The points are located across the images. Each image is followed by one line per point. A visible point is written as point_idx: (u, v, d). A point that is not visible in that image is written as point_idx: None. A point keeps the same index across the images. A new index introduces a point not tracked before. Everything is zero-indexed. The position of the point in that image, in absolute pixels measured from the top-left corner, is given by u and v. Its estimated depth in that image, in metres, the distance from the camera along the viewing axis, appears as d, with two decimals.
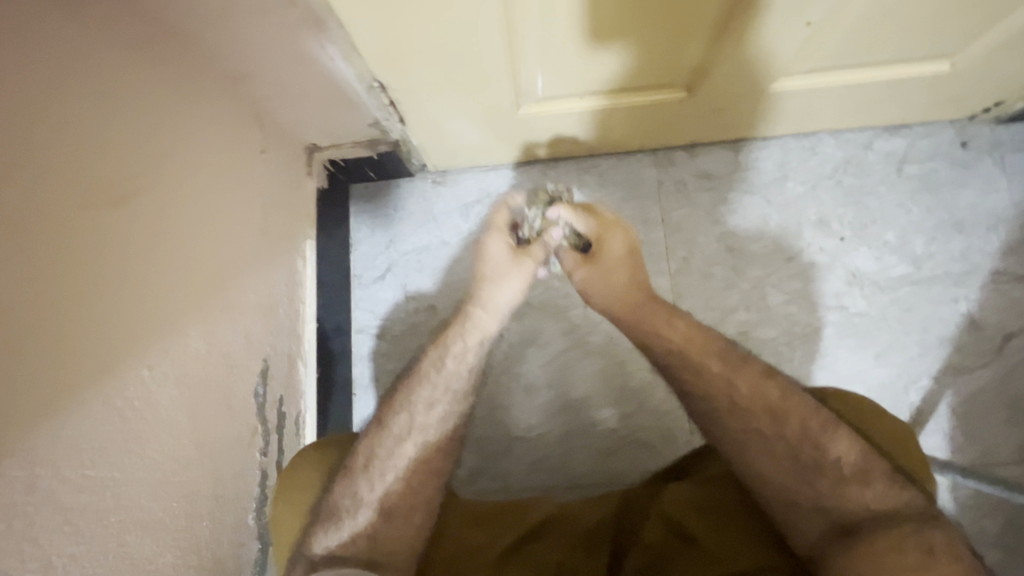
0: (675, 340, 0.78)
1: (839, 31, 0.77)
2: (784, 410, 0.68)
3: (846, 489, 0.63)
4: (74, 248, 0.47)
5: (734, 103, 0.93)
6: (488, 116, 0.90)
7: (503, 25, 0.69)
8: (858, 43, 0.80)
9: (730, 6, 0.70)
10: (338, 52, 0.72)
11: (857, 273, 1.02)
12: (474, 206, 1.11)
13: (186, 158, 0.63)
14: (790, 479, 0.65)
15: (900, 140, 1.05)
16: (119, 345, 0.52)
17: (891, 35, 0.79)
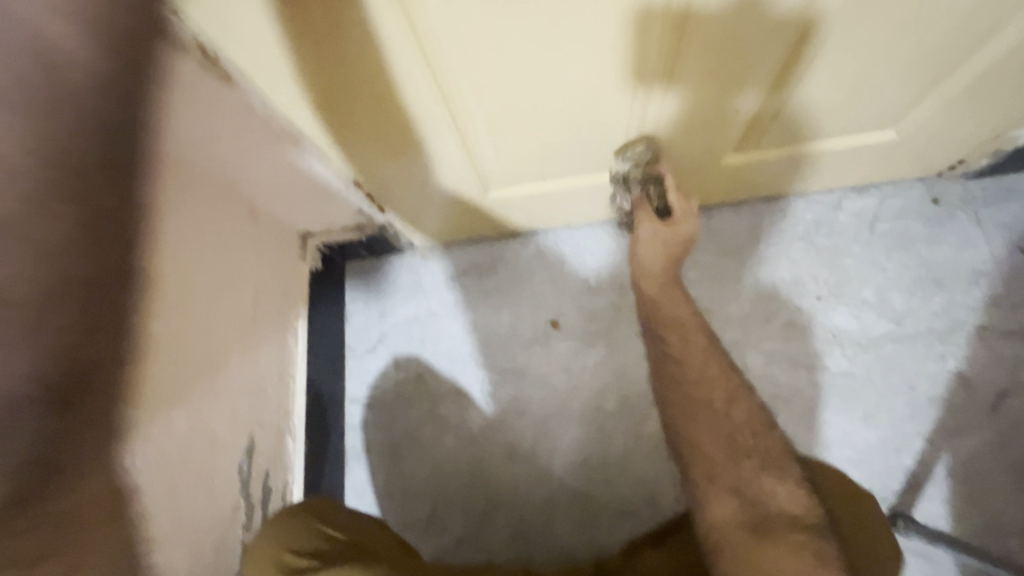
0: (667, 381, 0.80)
1: (780, 108, 0.84)
2: (735, 398, 0.79)
3: (764, 481, 0.72)
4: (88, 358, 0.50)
5: (690, 174, 0.99)
6: (461, 198, 1.00)
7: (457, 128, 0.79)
8: (804, 117, 0.86)
9: (663, 100, 0.79)
10: (316, 158, 0.81)
11: (837, 332, 1.02)
12: (459, 277, 1.17)
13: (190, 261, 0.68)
14: (721, 460, 0.74)
15: (870, 199, 1.07)
16: (119, 441, 0.56)
17: (834, 109, 0.85)
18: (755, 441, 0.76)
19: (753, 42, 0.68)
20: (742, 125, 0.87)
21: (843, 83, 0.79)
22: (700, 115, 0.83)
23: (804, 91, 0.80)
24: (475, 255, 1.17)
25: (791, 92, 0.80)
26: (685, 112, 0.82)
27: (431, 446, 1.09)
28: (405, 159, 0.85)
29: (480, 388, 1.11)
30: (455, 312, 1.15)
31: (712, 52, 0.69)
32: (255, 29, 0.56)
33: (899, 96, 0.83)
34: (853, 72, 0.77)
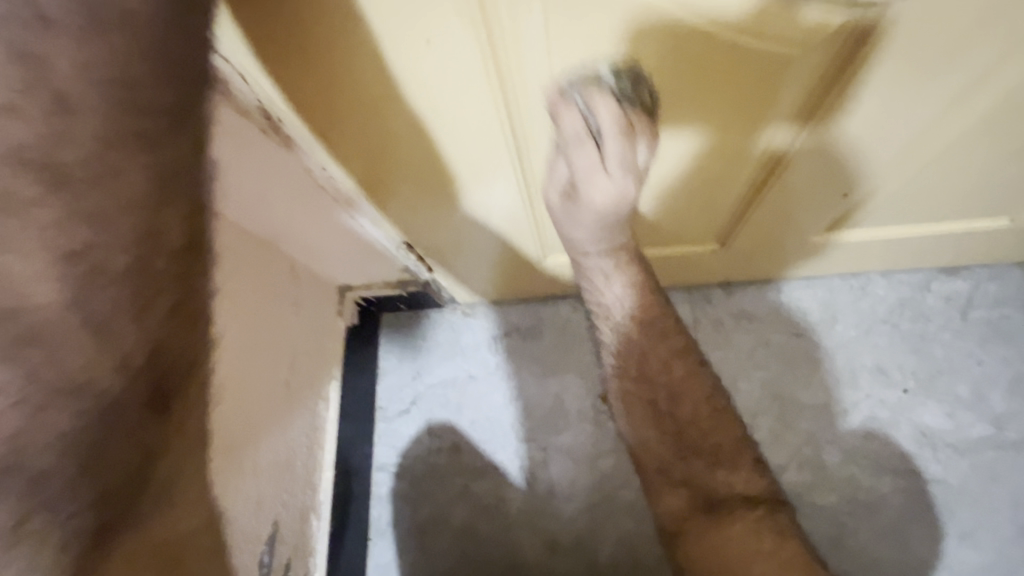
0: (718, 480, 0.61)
1: (799, 173, 0.69)
2: (680, 391, 0.63)
3: (717, 472, 0.61)
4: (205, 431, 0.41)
5: (767, 251, 0.90)
6: (517, 260, 0.93)
7: (527, 195, 0.72)
8: (834, 186, 0.72)
9: (759, 182, 0.71)
10: (369, 221, 0.74)
11: (927, 431, 0.91)
12: (502, 339, 1.08)
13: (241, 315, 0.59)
14: (668, 454, 0.62)
15: (963, 282, 0.97)
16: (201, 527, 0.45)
17: (874, 177, 0.70)
18: (706, 442, 0.62)
19: (757, 87, 0.53)
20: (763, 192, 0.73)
21: (880, 145, 0.63)
22: (716, 176, 0.69)
23: (834, 155, 0.65)
24: (521, 316, 1.09)
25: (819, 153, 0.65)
26: (694, 170, 0.68)
27: (465, 527, 1.00)
28: (460, 216, 0.77)
29: (520, 464, 1.02)
30: (497, 378, 1.06)
31: (718, 93, 0.54)
32: (322, 87, 0.50)
33: (951, 166, 0.68)
34: (972, 142, 0.64)
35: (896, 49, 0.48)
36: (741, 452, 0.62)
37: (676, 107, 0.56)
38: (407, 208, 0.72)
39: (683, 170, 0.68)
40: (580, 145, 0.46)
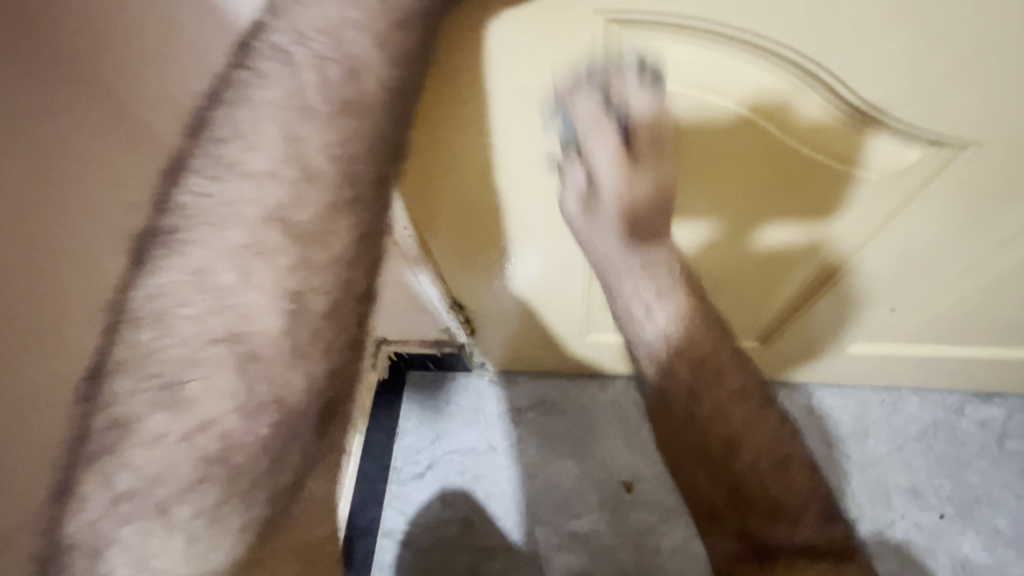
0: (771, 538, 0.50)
1: (841, 283, 0.71)
2: (740, 432, 0.51)
3: (776, 528, 0.50)
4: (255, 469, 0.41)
5: (806, 357, 0.90)
6: (557, 337, 0.94)
7: (586, 275, 0.75)
8: (870, 300, 0.74)
9: (812, 284, 0.73)
10: (428, 280, 0.77)
11: (965, 563, 0.88)
12: (527, 412, 1.07)
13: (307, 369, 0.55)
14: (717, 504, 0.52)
15: (997, 409, 0.96)
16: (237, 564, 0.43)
17: (908, 295, 0.72)
18: (765, 497, 0.50)
19: (807, 200, 0.57)
20: (801, 296, 0.76)
21: (917, 267, 0.66)
22: (759, 276, 0.72)
23: (873, 268, 0.67)
24: (549, 390, 1.08)
25: (861, 269, 0.68)
26: (737, 268, 0.70)
27: None
28: (520, 287, 0.79)
29: (535, 549, 0.97)
30: (518, 451, 1.04)
31: (771, 196, 0.57)
32: (427, 158, 0.55)
33: (985, 294, 0.70)
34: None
35: (938, 177, 0.53)
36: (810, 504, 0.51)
37: (746, 206, 0.59)
38: (465, 270, 0.75)
39: (735, 267, 0.70)
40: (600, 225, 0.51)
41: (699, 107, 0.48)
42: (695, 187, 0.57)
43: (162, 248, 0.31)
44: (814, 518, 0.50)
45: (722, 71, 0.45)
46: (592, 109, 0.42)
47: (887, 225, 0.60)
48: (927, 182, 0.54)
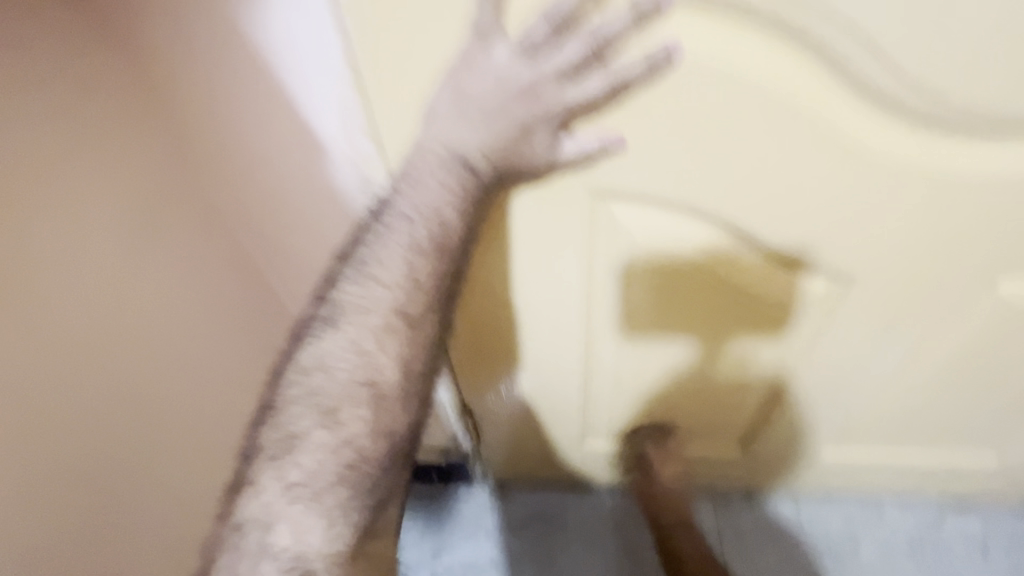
0: None
1: (795, 388, 0.83)
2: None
3: None
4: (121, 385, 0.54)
5: (784, 462, 0.98)
6: (556, 444, 1.01)
7: (580, 382, 0.86)
8: (824, 405, 0.85)
9: (772, 390, 0.84)
10: (443, 388, 0.87)
11: None
12: (528, 524, 1.09)
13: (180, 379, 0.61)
14: None
15: (975, 519, 1.01)
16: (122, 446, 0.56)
17: (855, 400, 0.83)
18: None
19: (751, 319, 0.71)
20: (767, 400, 0.86)
21: (855, 376, 0.79)
22: (727, 383, 0.84)
23: (819, 376, 0.79)
24: (549, 501, 1.11)
25: (810, 377, 0.80)
26: (707, 375, 0.83)
27: None
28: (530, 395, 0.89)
29: None
30: (519, 567, 1.05)
31: (722, 315, 0.71)
32: None
33: (921, 398, 0.82)
34: (946, 378, 0.78)
35: (848, 305, 0.67)
36: None
37: (704, 322, 0.73)
38: (474, 377, 0.85)
39: (706, 372, 0.82)
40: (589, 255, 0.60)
41: (658, 250, 0.62)
42: (660, 310, 0.71)
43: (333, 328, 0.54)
44: None
45: (674, 226, 0.59)
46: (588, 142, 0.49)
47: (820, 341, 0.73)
48: (841, 309, 0.68)
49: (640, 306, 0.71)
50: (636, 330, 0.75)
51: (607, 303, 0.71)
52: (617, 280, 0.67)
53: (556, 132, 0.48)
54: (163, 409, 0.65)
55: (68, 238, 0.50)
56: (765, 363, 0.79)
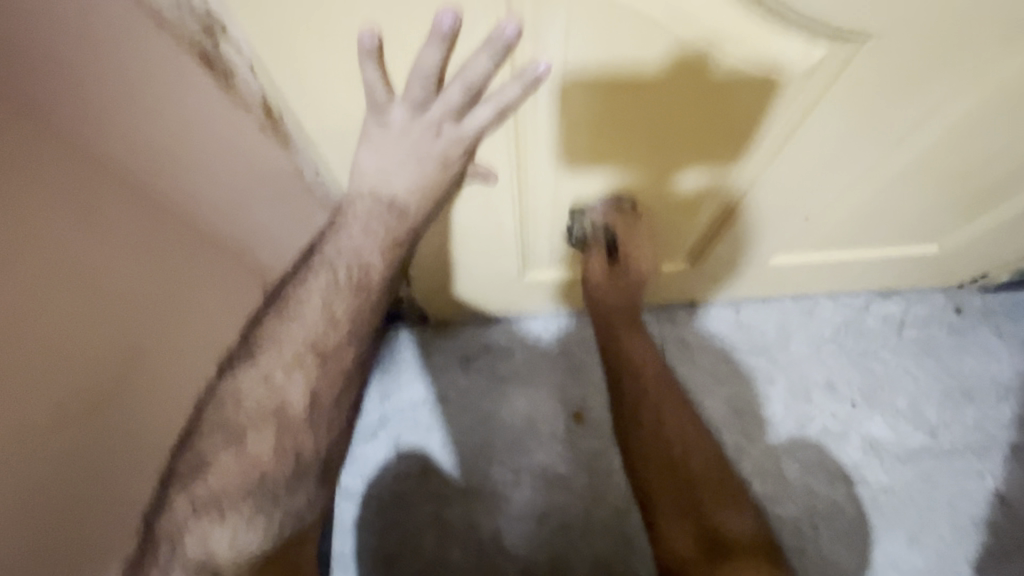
0: (726, 514, 0.75)
1: (748, 202, 0.75)
2: (676, 427, 0.81)
3: (721, 508, 0.76)
4: (151, 358, 0.63)
5: (728, 274, 0.96)
6: (497, 282, 0.92)
7: (517, 213, 0.73)
8: (782, 213, 0.78)
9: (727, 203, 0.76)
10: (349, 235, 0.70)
11: (874, 442, 0.98)
12: (474, 358, 1.06)
13: (188, 316, 0.66)
14: (676, 472, 0.77)
15: (895, 304, 1.07)
16: (165, 380, 0.65)
17: (815, 202, 0.76)
18: (696, 478, 0.77)
19: (712, 119, 0.57)
20: (721, 213, 0.78)
21: (818, 179, 0.70)
22: (676, 199, 0.74)
23: (782, 181, 0.70)
24: (494, 336, 1.08)
25: (774, 183, 0.71)
26: (657, 192, 0.72)
27: (437, 558, 0.96)
28: (462, 234, 0.76)
29: (493, 488, 0.99)
30: (468, 397, 1.04)
31: (686, 118, 0.56)
32: None
33: (884, 194, 0.75)
34: (915, 172, 0.70)
35: (830, 95, 0.54)
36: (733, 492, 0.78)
37: (667, 132, 0.58)
38: None
39: (657, 192, 0.71)
40: (427, 151, 0.49)
41: (614, 38, 0.44)
42: (608, 124, 0.56)
43: (278, 331, 0.53)
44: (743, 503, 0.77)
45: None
46: (486, 50, 0.42)
47: (792, 140, 0.62)
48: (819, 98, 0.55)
49: (584, 120, 0.55)
50: (575, 154, 0.61)
51: (541, 116, 0.55)
52: (552, 82, 0.49)
53: (440, 31, 0.39)
54: (195, 332, 0.67)
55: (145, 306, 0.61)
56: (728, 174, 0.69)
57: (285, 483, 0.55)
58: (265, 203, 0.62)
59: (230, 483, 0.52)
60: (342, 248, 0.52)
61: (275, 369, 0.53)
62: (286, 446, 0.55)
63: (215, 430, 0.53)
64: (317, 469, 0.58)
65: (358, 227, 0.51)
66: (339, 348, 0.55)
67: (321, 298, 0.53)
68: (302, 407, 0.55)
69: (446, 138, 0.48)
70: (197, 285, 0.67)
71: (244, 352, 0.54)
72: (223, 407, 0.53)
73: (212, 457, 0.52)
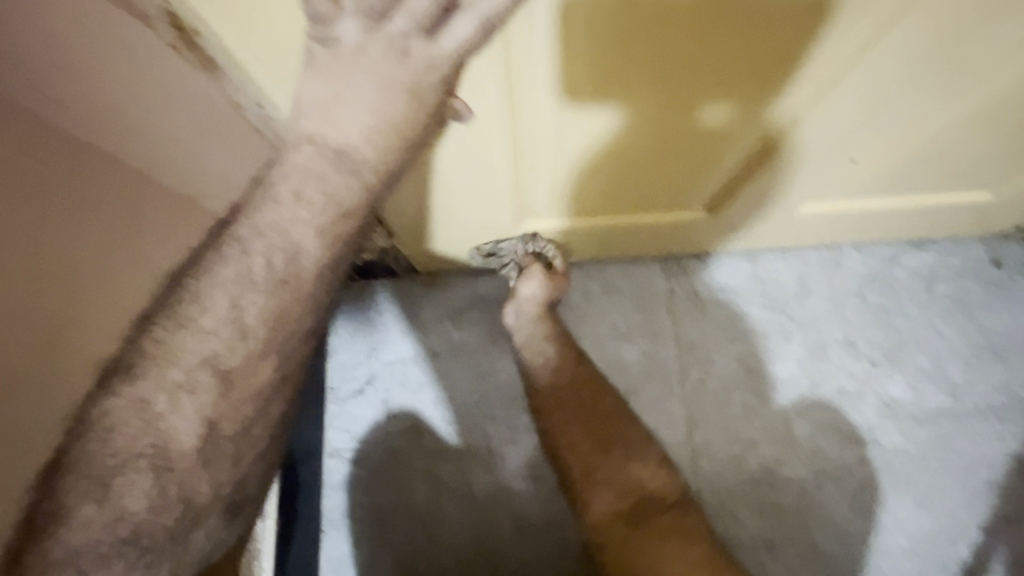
0: (650, 474, 0.77)
1: (791, 139, 0.63)
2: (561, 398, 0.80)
3: (631, 466, 0.77)
4: (58, 331, 0.46)
5: (749, 224, 0.86)
6: (492, 232, 0.83)
7: (512, 155, 0.62)
8: (827, 152, 0.67)
9: (777, 137, 0.63)
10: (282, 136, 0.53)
11: (891, 403, 0.93)
12: (468, 312, 0.99)
13: (107, 278, 0.49)
14: (586, 443, 0.77)
15: (929, 256, 0.97)
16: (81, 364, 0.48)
17: (868, 140, 0.65)
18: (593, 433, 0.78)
19: (785, 6, 0.44)
20: (754, 154, 0.67)
21: (881, 108, 0.59)
22: (711, 133, 0.62)
23: (835, 112, 0.59)
24: (488, 287, 0.99)
25: (828, 111, 0.59)
26: (687, 123, 0.59)
27: (430, 516, 0.93)
28: (444, 179, 0.66)
29: (487, 448, 0.95)
30: (460, 353, 0.98)
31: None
32: None
33: (951, 131, 0.64)
34: (997, 99, 0.59)
35: None
36: (648, 448, 0.79)
37: (715, 41, 0.47)
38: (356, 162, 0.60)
39: (684, 126, 0.60)
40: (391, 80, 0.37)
41: None
42: (635, 25, 0.44)
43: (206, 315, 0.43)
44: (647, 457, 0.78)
45: None
46: None
47: (875, 49, 0.50)
48: None
49: (604, 23, 0.44)
50: (588, 74, 0.50)
51: (544, 24, 0.44)
52: None
53: None
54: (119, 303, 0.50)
55: (50, 261, 0.45)
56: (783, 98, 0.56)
57: (169, 535, 0.42)
58: (186, 117, 0.49)
59: (93, 539, 0.39)
60: (264, 222, 0.40)
61: (157, 393, 0.39)
62: (171, 495, 0.41)
63: (77, 473, 0.38)
64: (222, 509, 0.45)
65: (288, 190, 0.40)
66: (248, 365, 0.42)
67: (228, 297, 0.40)
68: (193, 446, 0.41)
69: (417, 61, 0.36)
70: (123, 239, 0.49)
71: (122, 365, 0.40)
72: (93, 442, 0.39)
73: (68, 510, 0.38)
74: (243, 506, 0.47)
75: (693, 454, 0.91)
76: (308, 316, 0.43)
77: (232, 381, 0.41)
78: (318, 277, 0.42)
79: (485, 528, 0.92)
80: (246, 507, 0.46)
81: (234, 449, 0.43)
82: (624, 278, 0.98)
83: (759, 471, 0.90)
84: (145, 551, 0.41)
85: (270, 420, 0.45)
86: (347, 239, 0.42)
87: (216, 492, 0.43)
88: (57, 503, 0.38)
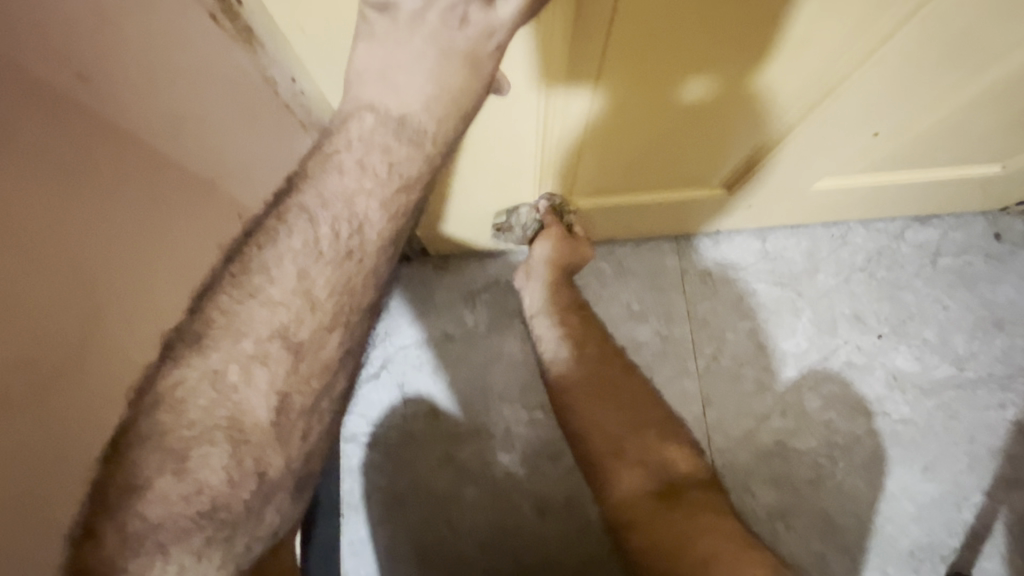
0: (677, 454, 0.68)
1: (817, 117, 0.64)
2: (610, 379, 0.71)
3: (664, 445, 0.68)
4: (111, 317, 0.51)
5: (762, 201, 0.87)
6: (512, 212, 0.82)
7: (541, 130, 0.62)
8: (851, 127, 0.67)
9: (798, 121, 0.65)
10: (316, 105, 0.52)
11: (899, 375, 0.95)
12: (481, 294, 0.99)
13: (155, 268, 0.54)
14: (618, 427, 0.68)
15: (933, 231, 0.99)
16: (130, 340, 0.54)
17: (892, 113, 0.66)
18: (643, 415, 0.70)
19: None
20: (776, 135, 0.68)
21: (913, 81, 0.59)
22: (730, 110, 0.62)
23: (866, 87, 0.59)
24: (503, 269, 0.99)
25: (850, 88, 0.59)
26: (714, 105, 0.60)
27: (449, 499, 0.93)
28: (472, 156, 0.65)
29: (502, 428, 0.95)
30: (475, 335, 0.98)
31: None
32: None
33: (974, 104, 0.65)
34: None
35: None
36: (675, 429, 0.71)
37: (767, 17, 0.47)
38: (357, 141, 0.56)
39: (717, 103, 0.60)
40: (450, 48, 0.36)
41: None
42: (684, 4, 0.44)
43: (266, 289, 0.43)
44: (681, 437, 0.70)
45: None
46: None
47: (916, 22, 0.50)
48: None
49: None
50: (633, 50, 0.50)
51: None
52: None
53: None
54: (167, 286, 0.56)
55: (114, 259, 0.49)
56: (802, 86, 0.58)
57: (245, 509, 0.42)
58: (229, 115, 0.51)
59: (171, 513, 0.39)
60: (329, 192, 0.39)
61: (228, 363, 0.40)
62: (245, 467, 0.42)
63: (148, 449, 0.38)
64: (289, 483, 0.45)
65: (352, 161, 0.39)
66: (317, 337, 0.42)
67: (294, 269, 0.40)
68: (266, 417, 0.42)
69: (477, 28, 0.35)
70: (172, 229, 0.54)
71: (186, 335, 0.40)
72: (161, 413, 0.39)
73: (137, 485, 0.38)
74: (307, 485, 0.47)
75: (706, 429, 0.93)
76: (367, 290, 0.44)
77: (301, 353, 0.42)
78: (381, 250, 0.42)
79: (502, 508, 0.93)
80: (304, 487, 0.47)
81: (303, 424, 0.44)
82: (636, 258, 0.99)
83: (773, 445, 0.92)
84: (221, 525, 0.41)
85: (332, 395, 0.46)
86: (407, 213, 0.42)
87: (281, 468, 0.44)
88: (130, 476, 0.38)
